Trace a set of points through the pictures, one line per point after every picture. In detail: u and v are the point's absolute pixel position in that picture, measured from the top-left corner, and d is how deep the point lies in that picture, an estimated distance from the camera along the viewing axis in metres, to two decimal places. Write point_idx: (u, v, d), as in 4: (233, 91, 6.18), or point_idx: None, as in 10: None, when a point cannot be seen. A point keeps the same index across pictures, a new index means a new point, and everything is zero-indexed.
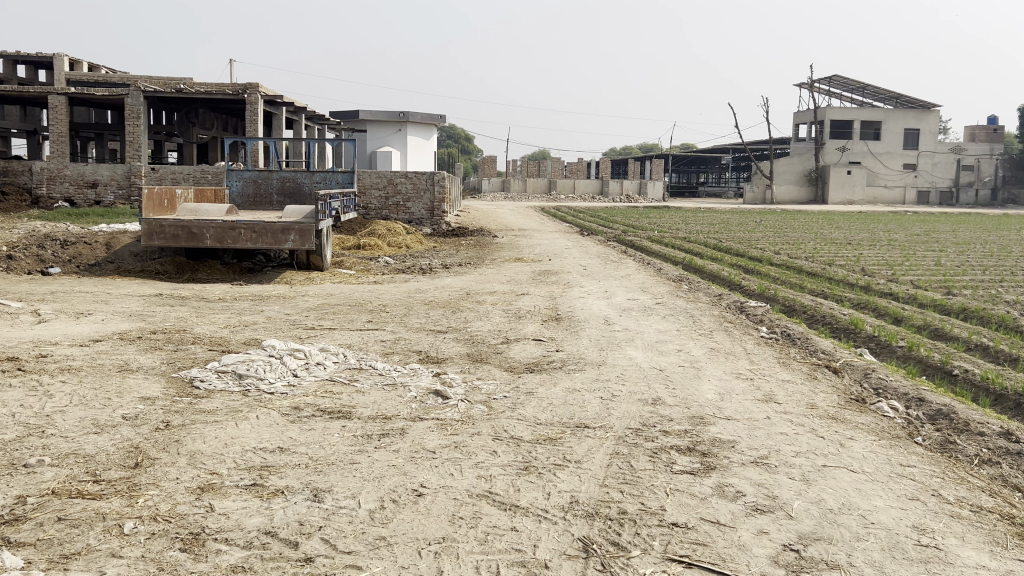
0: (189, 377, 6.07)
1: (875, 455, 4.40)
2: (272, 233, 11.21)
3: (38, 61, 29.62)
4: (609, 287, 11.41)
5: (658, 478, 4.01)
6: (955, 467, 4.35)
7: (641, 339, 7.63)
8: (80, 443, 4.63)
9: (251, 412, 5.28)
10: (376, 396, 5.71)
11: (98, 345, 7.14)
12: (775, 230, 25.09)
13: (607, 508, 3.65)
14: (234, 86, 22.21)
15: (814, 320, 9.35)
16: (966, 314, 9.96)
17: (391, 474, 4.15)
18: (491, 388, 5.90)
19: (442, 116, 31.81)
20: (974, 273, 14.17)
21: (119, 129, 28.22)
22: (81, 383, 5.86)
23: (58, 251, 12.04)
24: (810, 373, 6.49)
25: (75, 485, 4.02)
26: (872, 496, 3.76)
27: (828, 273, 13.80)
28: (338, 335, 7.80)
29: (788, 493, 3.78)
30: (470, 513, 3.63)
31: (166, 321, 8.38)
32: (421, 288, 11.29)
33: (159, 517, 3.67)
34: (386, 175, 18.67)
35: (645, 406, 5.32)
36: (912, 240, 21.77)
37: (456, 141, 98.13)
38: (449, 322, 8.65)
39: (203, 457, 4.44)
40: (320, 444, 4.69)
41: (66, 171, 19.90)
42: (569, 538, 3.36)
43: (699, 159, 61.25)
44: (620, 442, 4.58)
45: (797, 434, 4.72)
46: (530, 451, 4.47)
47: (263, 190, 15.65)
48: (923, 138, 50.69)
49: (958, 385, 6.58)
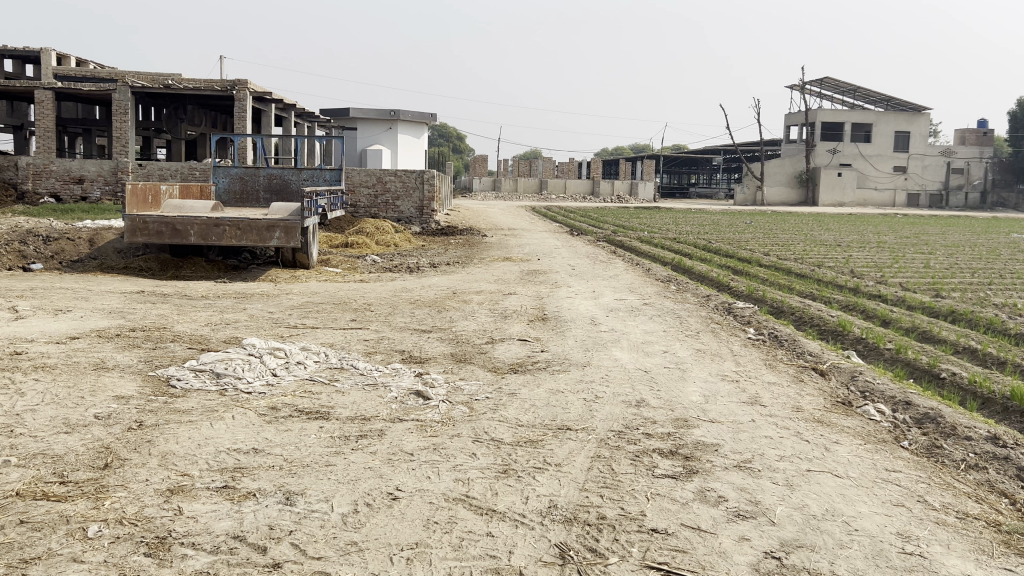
0: (165, 375, 5.95)
1: (860, 460, 4.32)
2: (257, 230, 11.11)
3: (25, 55, 29.32)
4: (598, 288, 11.34)
5: (639, 482, 3.92)
6: (941, 472, 4.29)
7: (628, 340, 7.56)
8: (49, 443, 4.51)
9: (227, 412, 5.17)
10: (356, 396, 5.61)
11: (75, 342, 7.01)
12: (765, 231, 25.06)
13: (587, 513, 3.57)
14: (222, 82, 22.01)
15: (803, 322, 9.28)
16: (955, 316, 9.94)
17: (366, 477, 4.05)
18: (473, 389, 5.80)
19: (433, 115, 31.67)
20: (964, 275, 14.13)
21: (106, 124, 27.95)
22: (54, 381, 5.73)
23: (40, 246, 11.88)
24: (796, 376, 6.42)
25: (41, 487, 3.89)
26: (857, 503, 3.69)
27: (818, 274, 13.80)
28: (321, 334, 7.68)
29: (771, 498, 3.70)
30: (445, 517, 3.54)
31: (146, 319, 8.24)
32: (407, 287, 11.19)
33: (124, 520, 3.56)
34: (374, 173, 18.52)
35: (629, 408, 5.25)
36: (901, 243, 21.77)
37: (447, 140, 98.14)
38: (434, 322, 8.54)
39: (175, 459, 4.33)
40: (296, 445, 4.59)
41: (52, 167, 19.70)
42: (545, 544, 3.27)
43: (691, 159, 61.36)
44: (602, 445, 4.49)
45: (782, 438, 4.65)
46: (510, 454, 4.39)
47: (250, 187, 15.48)
48: (914, 140, 50.86)
49: (946, 388, 6.53)
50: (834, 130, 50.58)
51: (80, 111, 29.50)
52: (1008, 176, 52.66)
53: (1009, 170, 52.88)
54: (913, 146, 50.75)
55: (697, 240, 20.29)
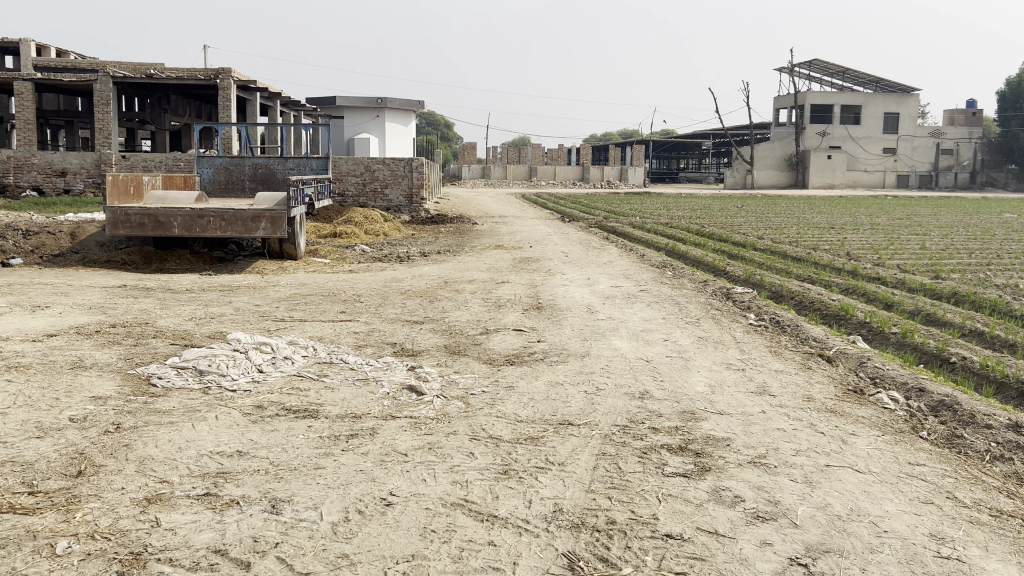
0: (145, 374, 5.67)
1: (881, 454, 4.10)
2: (242, 220, 10.72)
3: (4, 47, 28.77)
4: (593, 275, 11.01)
5: (649, 482, 3.68)
6: (967, 465, 4.06)
7: (626, 329, 7.30)
8: (20, 449, 4.22)
9: (210, 412, 4.90)
10: (346, 393, 5.35)
11: (52, 340, 6.70)
12: (758, 215, 24.81)
13: (595, 518, 3.32)
14: (206, 71, 21.52)
15: (804, 307, 9.04)
16: (957, 298, 9.73)
17: (357, 481, 3.79)
18: (468, 382, 5.55)
19: (420, 102, 31.41)
20: (961, 257, 13.98)
21: (89, 116, 27.39)
22: (27, 382, 5.42)
23: (20, 241, 11.50)
24: (804, 363, 6.18)
25: (8, 499, 3.61)
26: (882, 501, 3.46)
27: (814, 257, 13.60)
28: (308, 327, 7.40)
29: (791, 498, 3.47)
30: (443, 525, 3.29)
31: (128, 314, 7.95)
32: (398, 277, 10.88)
33: (97, 534, 3.29)
34: (362, 162, 18.19)
35: (632, 400, 5.00)
36: (895, 224, 21.61)
37: (435, 129, 97.82)
38: (426, 313, 8.25)
39: (154, 464, 4.06)
40: (283, 447, 4.32)
41: (34, 159, 19.23)
42: (552, 554, 3.03)
43: (679, 146, 61.27)
44: (607, 441, 4.25)
45: (795, 430, 4.42)
46: (510, 452, 4.14)
47: (235, 177, 15.10)
48: (903, 121, 50.76)
49: (958, 374, 6.29)
50: (823, 113, 50.38)
51: (61, 102, 28.96)
52: (996, 156, 53.17)
53: (998, 151, 53.17)
54: (902, 127, 50.67)
55: (690, 226, 20.03)
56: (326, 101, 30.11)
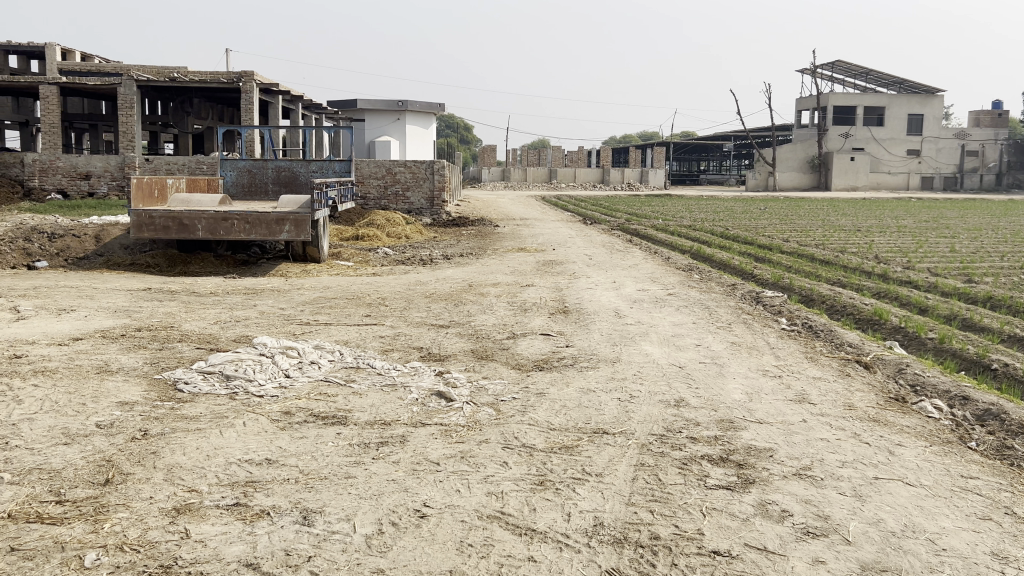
0: (172, 379, 5.61)
1: (931, 466, 3.94)
2: (266, 223, 10.65)
3: (32, 52, 29.08)
4: (618, 278, 10.88)
5: (692, 494, 3.56)
6: (1021, 478, 3.89)
7: (656, 333, 7.17)
8: (47, 456, 4.17)
9: (237, 419, 4.82)
10: (374, 398, 5.26)
11: (77, 344, 6.66)
12: (782, 217, 24.55)
13: (638, 533, 3.20)
14: (229, 74, 21.59)
15: (836, 311, 8.85)
16: (992, 302, 9.50)
17: (390, 492, 3.70)
18: (497, 389, 5.43)
19: (441, 105, 31.42)
20: (993, 259, 13.66)
21: (113, 119, 27.61)
22: (54, 387, 5.39)
23: (45, 244, 11.54)
24: (841, 370, 6.01)
25: (36, 508, 3.55)
26: (937, 517, 3.31)
27: (842, 261, 13.35)
28: (333, 331, 7.32)
29: (841, 512, 3.33)
30: (481, 539, 3.18)
31: (153, 317, 7.92)
32: (422, 280, 10.79)
33: (126, 546, 3.21)
34: (384, 165, 18.20)
35: (668, 408, 4.87)
36: (921, 227, 21.25)
37: (454, 132, 97.88)
38: (451, 316, 8.15)
39: (182, 472, 3.98)
40: (313, 455, 4.23)
41: (59, 163, 19.37)
42: (595, 571, 2.92)
43: (700, 147, 60.85)
44: (644, 451, 4.13)
45: (839, 440, 4.27)
46: (545, 462, 4.03)
47: (258, 180, 15.09)
48: (927, 123, 50.14)
49: (1000, 381, 6.10)
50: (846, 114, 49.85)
51: (86, 106, 29.22)
52: None
53: None
54: (926, 129, 50.08)
55: (714, 228, 19.79)
56: (347, 105, 30.18)
